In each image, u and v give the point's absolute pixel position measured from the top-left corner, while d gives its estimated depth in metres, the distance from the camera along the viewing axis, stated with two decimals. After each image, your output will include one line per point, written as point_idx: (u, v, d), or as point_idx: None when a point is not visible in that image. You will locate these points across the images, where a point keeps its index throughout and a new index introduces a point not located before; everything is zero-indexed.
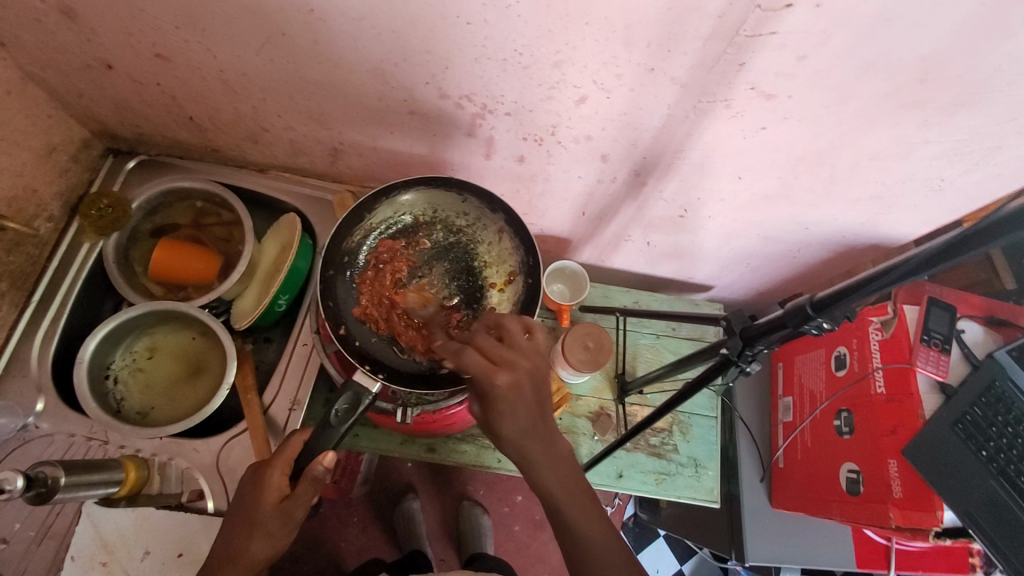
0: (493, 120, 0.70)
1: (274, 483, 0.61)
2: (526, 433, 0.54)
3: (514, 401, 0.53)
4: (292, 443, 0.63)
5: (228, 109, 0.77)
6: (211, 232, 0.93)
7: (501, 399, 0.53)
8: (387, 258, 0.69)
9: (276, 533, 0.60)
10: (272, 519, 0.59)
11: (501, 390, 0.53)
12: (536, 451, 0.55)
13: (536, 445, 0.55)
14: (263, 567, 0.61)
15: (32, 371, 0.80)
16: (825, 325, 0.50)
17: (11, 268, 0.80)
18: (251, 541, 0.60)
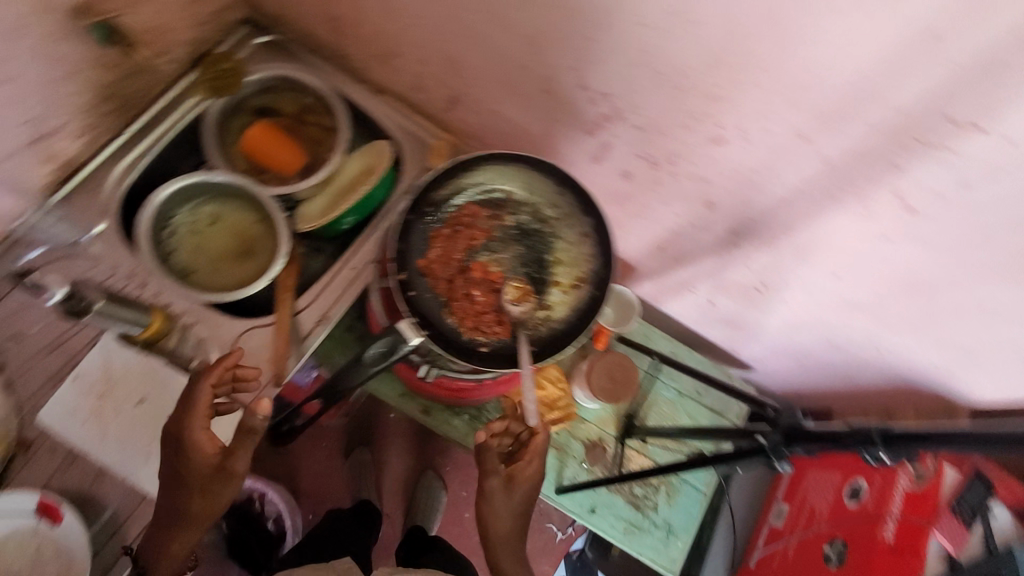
0: (618, 128, 0.69)
1: (202, 439, 0.67)
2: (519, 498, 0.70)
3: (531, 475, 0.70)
4: (201, 394, 0.68)
5: (376, 25, 0.77)
6: (309, 130, 0.94)
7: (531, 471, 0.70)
8: (467, 223, 0.66)
9: (221, 489, 0.68)
10: (216, 474, 0.67)
11: (534, 468, 0.71)
12: (512, 504, 0.70)
13: (519, 498, 0.70)
14: (207, 499, 0.68)
15: (103, 195, 0.82)
16: (883, 456, 0.63)
17: (121, 93, 0.82)
18: (195, 502, 0.68)
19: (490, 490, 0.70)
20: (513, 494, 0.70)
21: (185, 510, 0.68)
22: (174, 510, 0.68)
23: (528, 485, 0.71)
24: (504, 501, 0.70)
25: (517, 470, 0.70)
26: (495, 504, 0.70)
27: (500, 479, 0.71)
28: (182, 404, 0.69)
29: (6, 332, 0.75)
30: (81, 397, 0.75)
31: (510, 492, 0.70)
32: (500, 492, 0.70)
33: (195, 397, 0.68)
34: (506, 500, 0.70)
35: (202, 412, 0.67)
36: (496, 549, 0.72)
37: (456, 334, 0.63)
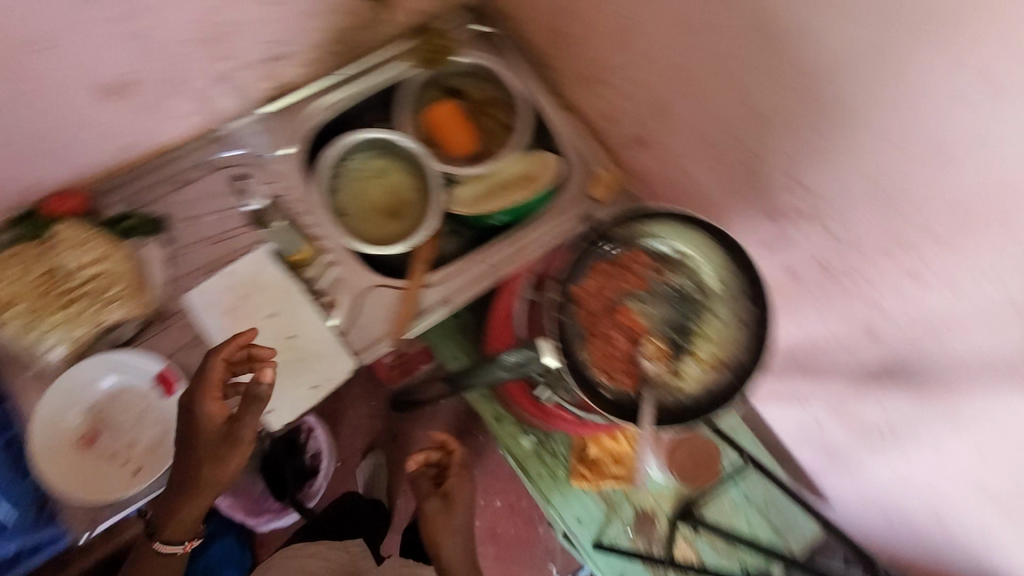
0: (806, 228, 0.68)
1: (213, 410, 0.66)
2: (449, 512, 0.83)
3: (458, 490, 0.85)
4: (214, 365, 0.66)
5: (600, 51, 0.80)
6: (487, 124, 0.98)
7: (456, 487, 0.85)
8: (629, 266, 0.65)
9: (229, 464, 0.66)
10: (220, 444, 0.65)
11: (462, 484, 0.85)
12: (451, 518, 0.83)
13: (453, 513, 0.83)
14: (217, 473, 0.66)
15: (299, 121, 0.89)
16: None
17: (350, 39, 0.88)
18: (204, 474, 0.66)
19: (431, 513, 0.83)
20: (452, 514, 0.83)
21: (196, 477, 0.67)
22: (187, 473, 0.67)
23: (467, 497, 0.85)
24: (445, 521, 0.83)
25: (448, 489, 0.84)
26: (440, 523, 0.83)
27: (439, 501, 0.84)
28: (193, 378, 0.67)
29: (183, 213, 0.83)
30: (224, 293, 0.79)
31: (452, 515, 0.83)
32: (438, 509, 0.83)
33: (207, 371, 0.67)
34: (452, 518, 0.83)
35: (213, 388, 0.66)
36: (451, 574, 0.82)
37: (589, 370, 0.60)
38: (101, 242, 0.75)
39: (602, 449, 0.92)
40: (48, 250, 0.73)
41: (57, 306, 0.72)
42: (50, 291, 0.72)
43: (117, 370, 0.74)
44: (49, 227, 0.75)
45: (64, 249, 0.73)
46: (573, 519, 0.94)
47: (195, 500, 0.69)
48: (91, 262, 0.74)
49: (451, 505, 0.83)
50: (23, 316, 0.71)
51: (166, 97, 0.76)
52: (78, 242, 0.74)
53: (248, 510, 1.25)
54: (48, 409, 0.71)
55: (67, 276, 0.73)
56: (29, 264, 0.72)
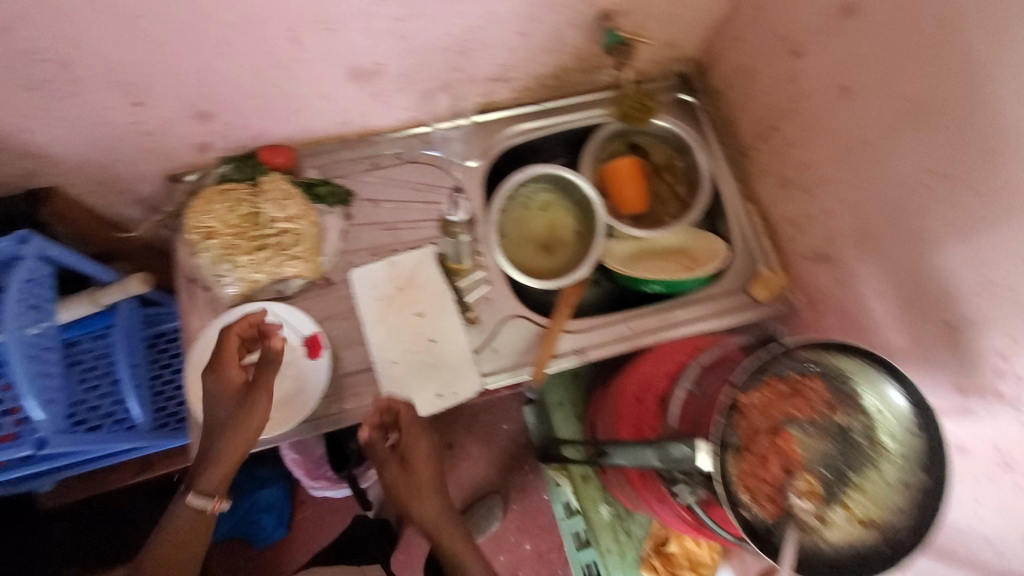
0: (1004, 416, 0.61)
1: (233, 375, 0.70)
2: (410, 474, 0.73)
3: (420, 445, 0.75)
4: (229, 334, 0.71)
5: (812, 159, 0.78)
6: (660, 187, 0.99)
7: (416, 445, 0.74)
8: (801, 391, 0.61)
9: (250, 429, 0.68)
10: (239, 404, 0.69)
11: (421, 441, 0.75)
12: (419, 476, 0.74)
13: (418, 472, 0.74)
14: (245, 432, 0.68)
15: (493, 139, 0.93)
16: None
17: (564, 78, 0.91)
18: (226, 441, 0.68)
19: (391, 478, 0.73)
20: (411, 470, 0.73)
21: (220, 445, 0.69)
22: (213, 437, 0.69)
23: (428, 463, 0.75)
24: (407, 474, 0.73)
25: (405, 447, 0.73)
26: (406, 480, 0.72)
27: (396, 465, 0.73)
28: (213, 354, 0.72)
29: (366, 194, 0.88)
30: (383, 280, 0.83)
31: (417, 478, 0.74)
32: (396, 469, 0.73)
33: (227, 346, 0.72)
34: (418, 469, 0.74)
35: (228, 360, 0.71)
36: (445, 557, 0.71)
37: (735, 487, 0.57)
38: (298, 203, 0.81)
39: (683, 548, 0.87)
40: (253, 198, 0.79)
41: (245, 251, 0.77)
42: (244, 236, 0.77)
43: (280, 320, 0.79)
44: (259, 176, 0.82)
45: (266, 201, 0.79)
46: None
47: (223, 462, 0.68)
48: (285, 219, 0.79)
49: (410, 461, 0.74)
50: (215, 251, 0.77)
51: (393, 89, 0.81)
52: (280, 198, 0.80)
53: (308, 471, 1.28)
54: (209, 337, 0.78)
55: (261, 226, 0.78)
56: (235, 207, 0.78)
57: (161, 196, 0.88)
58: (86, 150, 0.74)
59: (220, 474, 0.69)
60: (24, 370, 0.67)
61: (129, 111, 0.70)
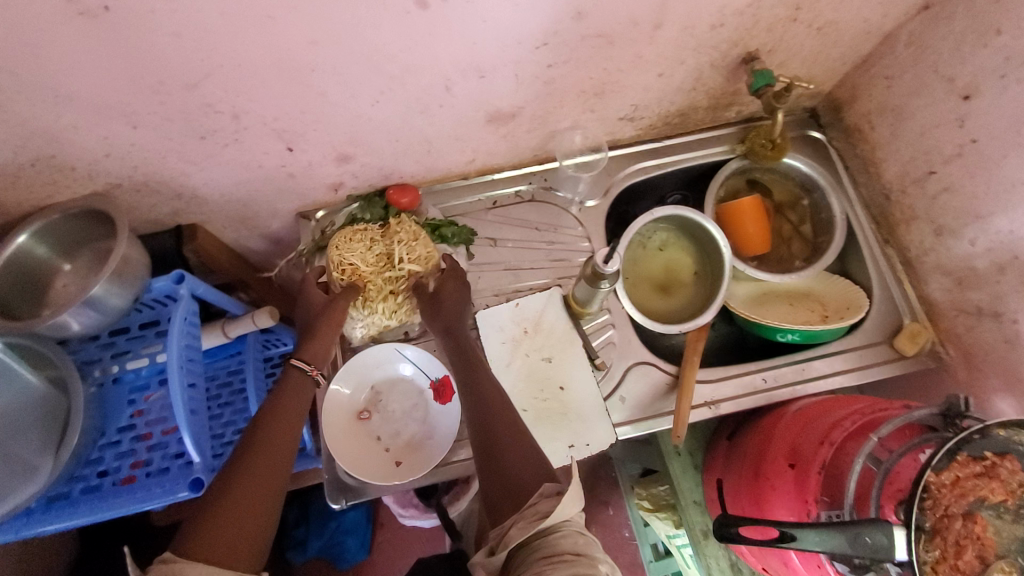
0: None
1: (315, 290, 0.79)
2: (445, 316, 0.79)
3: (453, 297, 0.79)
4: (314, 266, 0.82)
5: (980, 210, 0.72)
6: (782, 225, 0.94)
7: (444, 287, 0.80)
8: (998, 472, 0.56)
9: (334, 319, 0.77)
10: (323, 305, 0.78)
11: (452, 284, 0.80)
12: (454, 325, 0.79)
13: (451, 320, 0.79)
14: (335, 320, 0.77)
15: (614, 178, 0.91)
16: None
17: (691, 116, 0.88)
18: (319, 329, 0.76)
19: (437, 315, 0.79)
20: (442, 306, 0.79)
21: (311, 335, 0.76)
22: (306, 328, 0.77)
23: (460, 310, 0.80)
24: (434, 297, 0.79)
25: (436, 289, 0.80)
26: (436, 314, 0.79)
27: (428, 295, 0.80)
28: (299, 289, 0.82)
29: (487, 233, 0.88)
30: (509, 323, 0.83)
31: (479, 363, 0.76)
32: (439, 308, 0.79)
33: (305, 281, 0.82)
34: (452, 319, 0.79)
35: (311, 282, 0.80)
36: (493, 428, 0.68)
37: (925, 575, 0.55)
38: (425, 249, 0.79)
39: None
40: (382, 239, 0.77)
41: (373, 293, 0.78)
42: (371, 278, 0.77)
43: (413, 362, 0.81)
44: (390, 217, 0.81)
45: (395, 243, 0.77)
46: None
47: (317, 338, 0.76)
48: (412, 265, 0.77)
49: (439, 301, 0.79)
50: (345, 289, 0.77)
51: (525, 131, 0.80)
52: (409, 241, 0.78)
53: (397, 498, 1.27)
54: (344, 377, 0.79)
55: (388, 270, 0.77)
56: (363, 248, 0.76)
57: (288, 230, 0.90)
58: (233, 190, 0.76)
59: (316, 348, 0.76)
60: (182, 404, 0.69)
61: (281, 154, 0.72)
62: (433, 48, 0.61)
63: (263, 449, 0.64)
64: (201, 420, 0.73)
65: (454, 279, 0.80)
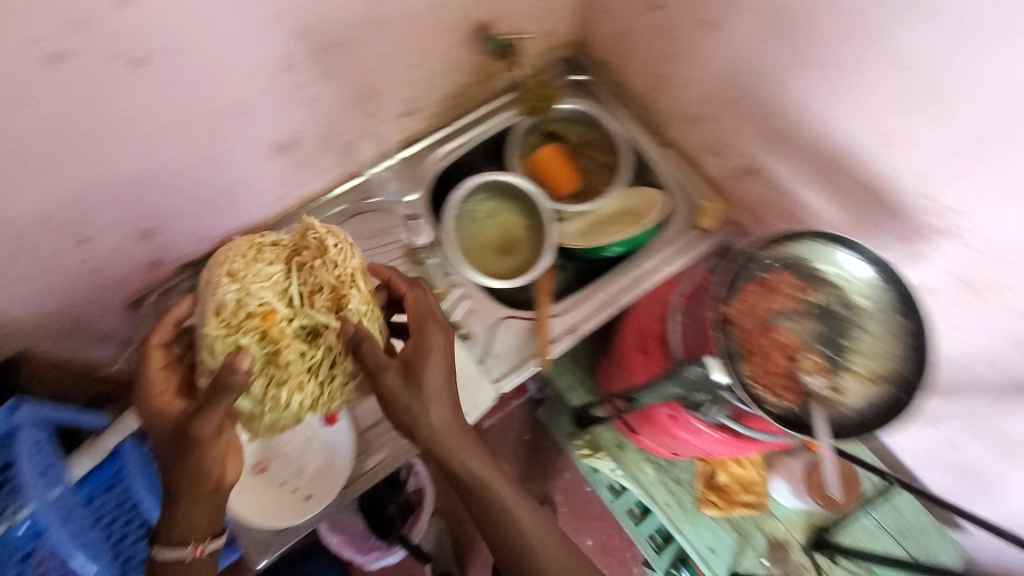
0: (942, 245, 0.69)
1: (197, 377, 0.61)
2: (427, 394, 0.66)
3: (434, 376, 0.67)
4: (153, 376, 0.67)
5: (708, 89, 0.86)
6: (585, 162, 1.05)
7: (426, 354, 0.67)
8: (775, 285, 0.67)
9: (214, 455, 0.59)
10: (206, 400, 0.56)
11: (434, 341, 0.69)
12: (434, 409, 0.66)
13: (431, 403, 0.66)
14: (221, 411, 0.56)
15: (425, 168, 0.98)
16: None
17: (467, 94, 0.98)
18: (188, 468, 0.58)
19: (404, 407, 0.65)
20: (416, 388, 0.65)
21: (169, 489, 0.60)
22: (170, 475, 0.59)
23: (441, 383, 0.68)
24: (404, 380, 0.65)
25: (407, 363, 0.66)
26: (408, 400, 0.65)
27: (394, 374, 0.65)
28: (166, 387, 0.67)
29: None
30: None
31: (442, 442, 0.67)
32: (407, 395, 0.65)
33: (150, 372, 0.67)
34: (424, 399, 0.66)
35: (160, 388, 0.66)
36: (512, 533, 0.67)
37: (752, 388, 0.63)
38: (355, 276, 0.65)
39: (732, 475, 0.92)
40: (290, 266, 0.62)
41: (278, 356, 0.61)
42: (275, 330, 0.60)
43: None
44: (290, 244, 0.64)
45: (311, 270, 0.62)
46: (705, 547, 0.91)
47: (188, 514, 0.61)
48: (343, 302, 0.63)
49: (414, 378, 0.66)
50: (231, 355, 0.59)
51: (318, 153, 0.86)
52: (331, 264, 0.63)
53: (358, 549, 1.25)
54: None
55: (305, 311, 0.61)
56: (266, 284, 0.61)
57: (129, 325, 0.89)
58: (42, 303, 0.74)
59: (189, 525, 0.62)
60: (60, 531, 0.74)
61: (78, 250, 0.71)
62: (181, 99, 0.64)
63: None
64: (104, 561, 0.79)
65: (433, 341, 0.69)
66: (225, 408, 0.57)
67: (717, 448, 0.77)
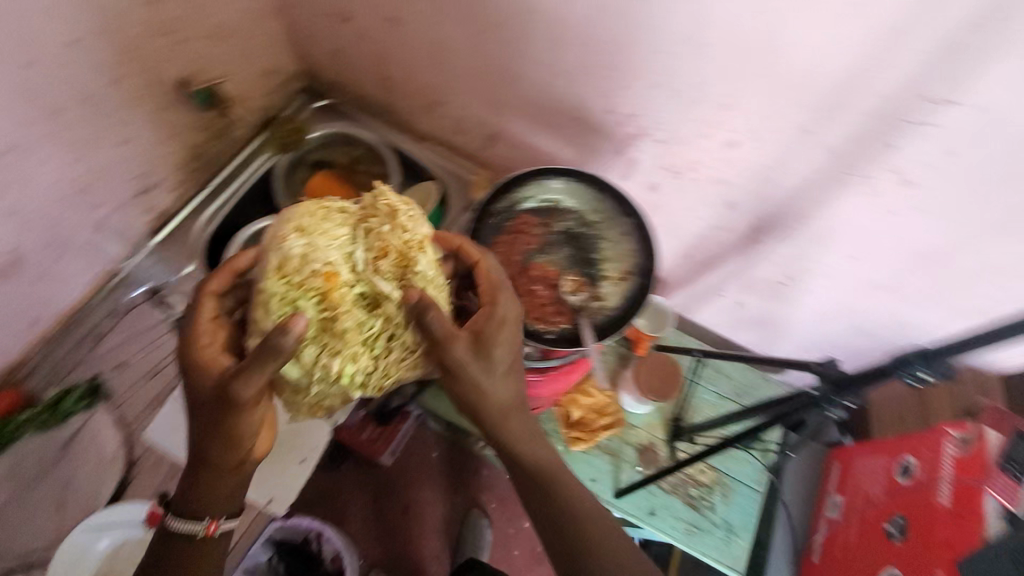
0: (644, 144, 0.80)
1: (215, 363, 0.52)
2: (490, 370, 0.56)
3: (503, 351, 0.57)
4: (205, 307, 0.55)
5: (425, 77, 0.91)
6: (359, 179, 1.05)
7: (486, 320, 0.56)
8: (521, 228, 0.74)
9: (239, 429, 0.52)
10: (251, 362, 0.47)
11: (505, 309, 0.58)
12: (492, 386, 0.57)
13: (493, 380, 0.57)
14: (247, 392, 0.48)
15: (191, 237, 0.94)
16: (922, 375, 0.51)
17: (207, 153, 0.96)
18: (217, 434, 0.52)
19: (471, 380, 0.55)
20: (490, 367, 0.56)
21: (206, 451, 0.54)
22: (206, 434, 0.53)
23: (511, 355, 0.58)
24: (472, 355, 0.55)
25: (478, 327, 0.56)
26: (468, 375, 0.55)
27: (466, 343, 0.55)
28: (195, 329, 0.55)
29: None
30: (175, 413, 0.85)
31: (510, 433, 0.61)
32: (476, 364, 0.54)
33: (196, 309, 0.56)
34: (488, 372, 0.56)
35: (201, 322, 0.55)
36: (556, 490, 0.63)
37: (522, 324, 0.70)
38: (425, 244, 0.56)
39: (583, 407, 0.98)
40: (358, 229, 0.55)
41: (335, 323, 0.52)
42: (336, 294, 0.52)
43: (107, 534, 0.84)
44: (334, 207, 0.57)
45: (380, 232, 0.55)
46: (587, 479, 0.97)
47: (215, 486, 0.57)
48: (408, 268, 0.55)
49: (484, 348, 0.55)
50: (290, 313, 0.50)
51: (53, 264, 0.80)
52: (402, 231, 0.55)
53: None
54: None
55: (370, 277, 0.54)
56: (334, 243, 0.54)
57: None
58: None
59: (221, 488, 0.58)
60: None
61: None
62: None
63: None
64: None
65: (511, 318, 0.58)
66: (270, 370, 0.48)
67: (544, 389, 0.82)
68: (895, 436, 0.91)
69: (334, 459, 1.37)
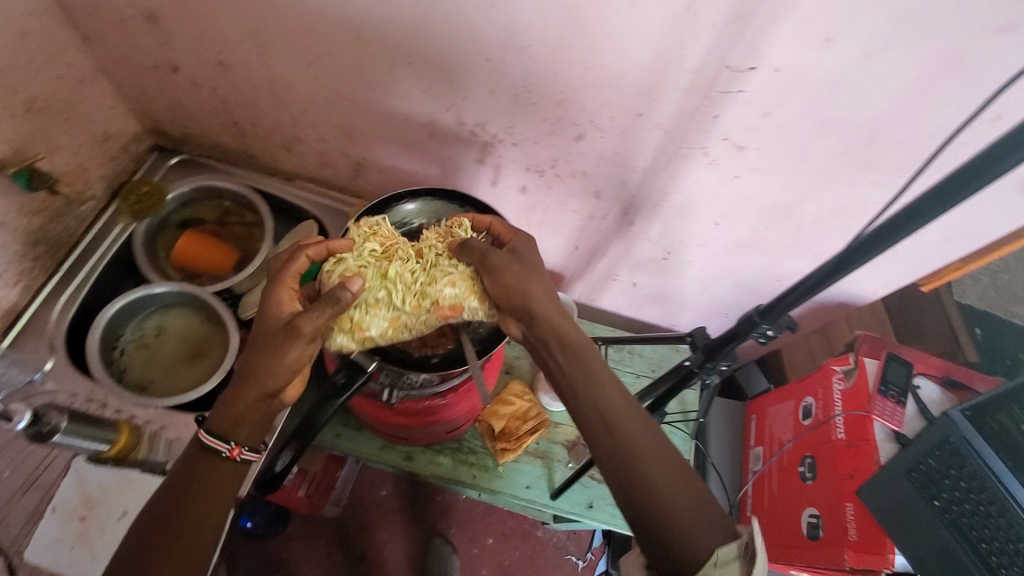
0: (501, 150, 0.80)
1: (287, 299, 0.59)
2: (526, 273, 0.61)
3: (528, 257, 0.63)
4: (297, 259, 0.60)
5: (273, 117, 0.88)
6: (232, 230, 1.00)
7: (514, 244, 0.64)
8: None
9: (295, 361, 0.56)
10: (322, 307, 0.56)
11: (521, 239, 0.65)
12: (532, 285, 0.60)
13: (527, 278, 0.61)
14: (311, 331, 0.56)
15: (49, 329, 0.86)
16: (770, 331, 0.55)
17: (50, 236, 0.88)
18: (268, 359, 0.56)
19: (511, 280, 0.60)
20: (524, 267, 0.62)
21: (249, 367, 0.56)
22: (261, 356, 0.56)
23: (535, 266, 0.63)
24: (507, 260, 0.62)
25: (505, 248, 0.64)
26: (510, 275, 0.61)
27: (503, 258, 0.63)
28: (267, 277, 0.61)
29: None
30: (63, 525, 0.77)
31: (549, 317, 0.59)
32: (517, 269, 0.61)
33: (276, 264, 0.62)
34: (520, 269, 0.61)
35: (286, 278, 0.60)
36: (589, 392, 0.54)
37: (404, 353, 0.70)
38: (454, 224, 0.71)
39: (505, 417, 0.98)
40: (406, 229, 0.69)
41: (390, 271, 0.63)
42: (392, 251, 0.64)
43: None
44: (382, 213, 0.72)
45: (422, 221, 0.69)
46: (523, 487, 0.96)
47: (244, 401, 0.57)
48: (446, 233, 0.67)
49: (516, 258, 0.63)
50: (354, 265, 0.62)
51: None
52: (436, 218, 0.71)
53: None
54: None
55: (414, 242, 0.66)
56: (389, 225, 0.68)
57: None
58: None
59: (246, 411, 0.58)
60: None
61: None
62: None
63: (193, 516, 0.56)
64: None
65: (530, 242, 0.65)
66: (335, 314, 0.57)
67: (457, 408, 0.81)
68: (794, 380, 0.98)
69: (275, 522, 1.28)
